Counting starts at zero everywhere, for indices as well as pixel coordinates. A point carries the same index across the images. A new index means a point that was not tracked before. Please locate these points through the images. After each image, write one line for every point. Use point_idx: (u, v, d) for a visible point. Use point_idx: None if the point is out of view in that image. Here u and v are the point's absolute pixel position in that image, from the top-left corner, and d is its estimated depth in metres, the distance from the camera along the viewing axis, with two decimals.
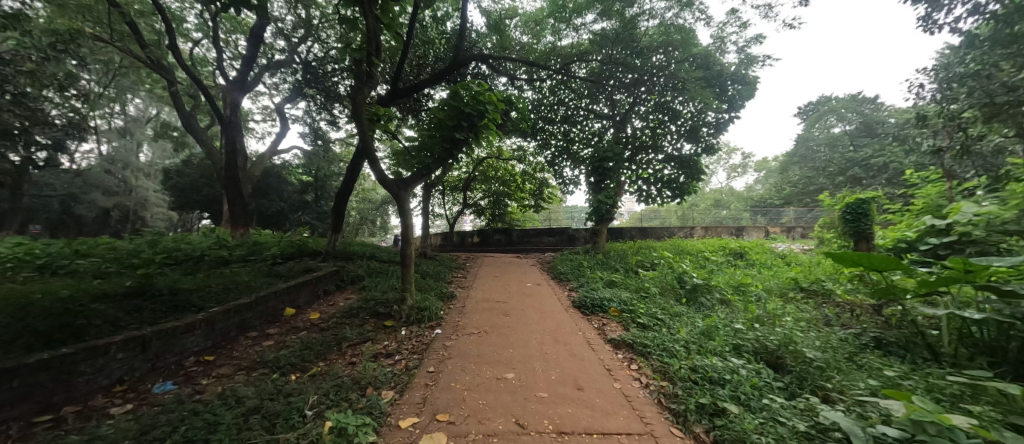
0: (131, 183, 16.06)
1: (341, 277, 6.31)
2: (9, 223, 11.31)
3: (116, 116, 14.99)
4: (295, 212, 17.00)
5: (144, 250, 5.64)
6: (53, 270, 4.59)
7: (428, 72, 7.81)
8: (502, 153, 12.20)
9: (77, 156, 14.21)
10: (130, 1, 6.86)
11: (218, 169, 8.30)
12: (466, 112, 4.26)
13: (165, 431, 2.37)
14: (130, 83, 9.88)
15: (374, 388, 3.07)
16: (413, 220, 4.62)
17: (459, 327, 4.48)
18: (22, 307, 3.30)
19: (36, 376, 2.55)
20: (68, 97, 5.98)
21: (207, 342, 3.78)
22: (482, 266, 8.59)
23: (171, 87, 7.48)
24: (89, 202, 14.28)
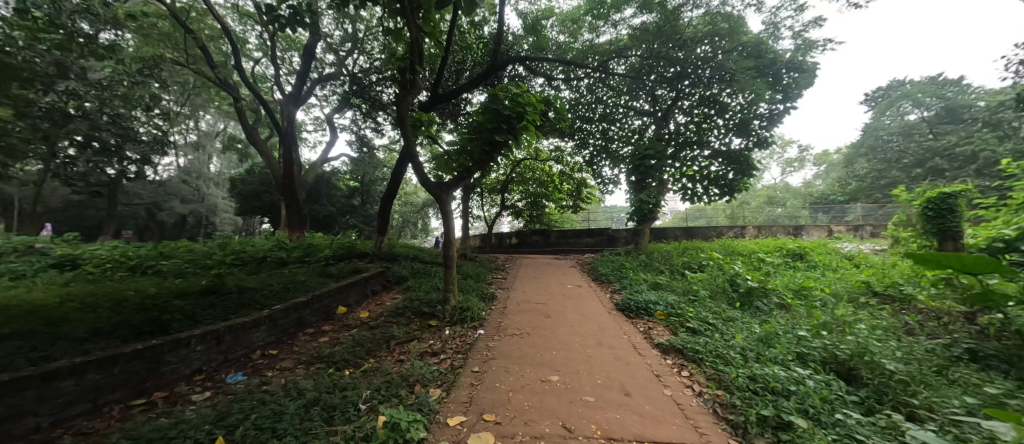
0: (203, 191, 17.83)
1: (387, 277, 6.57)
2: (107, 229, 12.94)
3: (191, 132, 16.71)
4: (343, 216, 18.02)
5: (215, 252, 6.21)
6: (143, 270, 5.17)
7: (467, 77, 7.98)
8: (539, 154, 12.20)
9: (160, 168, 16.00)
10: (202, 27, 7.62)
11: (275, 176, 8.96)
12: (506, 114, 4.28)
13: (238, 419, 2.59)
14: (202, 101, 10.95)
15: (422, 385, 3.16)
16: (454, 221, 4.71)
17: (500, 328, 4.51)
18: (120, 303, 3.75)
19: (132, 364, 2.89)
20: (152, 116, 6.72)
21: (271, 337, 4.08)
22: (521, 267, 8.62)
23: (236, 102, 8.18)
24: (170, 210, 16.03)
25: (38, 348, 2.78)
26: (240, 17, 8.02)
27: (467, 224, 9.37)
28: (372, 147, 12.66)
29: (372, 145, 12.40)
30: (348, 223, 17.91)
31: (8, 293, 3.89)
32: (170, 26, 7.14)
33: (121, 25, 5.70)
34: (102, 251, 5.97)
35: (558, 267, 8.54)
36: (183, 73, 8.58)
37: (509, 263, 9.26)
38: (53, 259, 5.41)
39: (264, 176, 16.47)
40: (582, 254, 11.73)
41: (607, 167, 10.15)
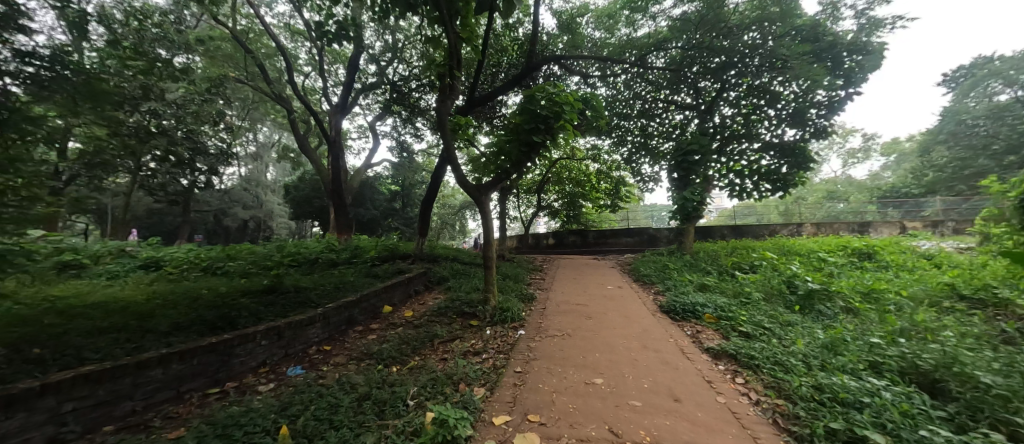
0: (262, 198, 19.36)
1: (429, 277, 6.76)
2: (182, 234, 14.39)
3: (250, 143, 18.20)
4: (386, 219, 18.87)
5: (273, 254, 6.70)
6: (213, 271, 5.70)
7: (502, 80, 8.06)
8: (575, 153, 12.08)
9: (225, 177, 17.57)
10: (260, 47, 8.27)
11: (324, 182, 9.53)
12: (544, 114, 4.27)
13: (299, 409, 2.77)
14: (260, 115, 11.88)
15: (466, 384, 3.22)
16: (494, 223, 4.76)
17: (541, 329, 4.49)
18: (197, 300, 4.15)
19: (207, 356, 3.20)
20: (218, 130, 7.39)
21: (325, 334, 4.33)
22: (559, 268, 8.57)
23: (289, 114, 8.79)
24: (233, 215, 17.54)
25: (133, 340, 3.15)
26: (292, 35, 8.62)
27: (504, 225, 9.46)
28: (411, 152, 13.12)
29: (411, 149, 12.85)
30: (389, 225, 18.68)
31: (107, 291, 4.44)
32: (232, 47, 7.82)
33: (192, 49, 6.31)
34: (180, 253, 6.67)
35: (597, 268, 8.41)
36: (243, 90, 9.37)
37: (547, 263, 9.23)
38: (141, 261, 6.11)
39: (313, 183, 17.57)
40: (622, 254, 11.62)
41: (646, 164, 10.02)
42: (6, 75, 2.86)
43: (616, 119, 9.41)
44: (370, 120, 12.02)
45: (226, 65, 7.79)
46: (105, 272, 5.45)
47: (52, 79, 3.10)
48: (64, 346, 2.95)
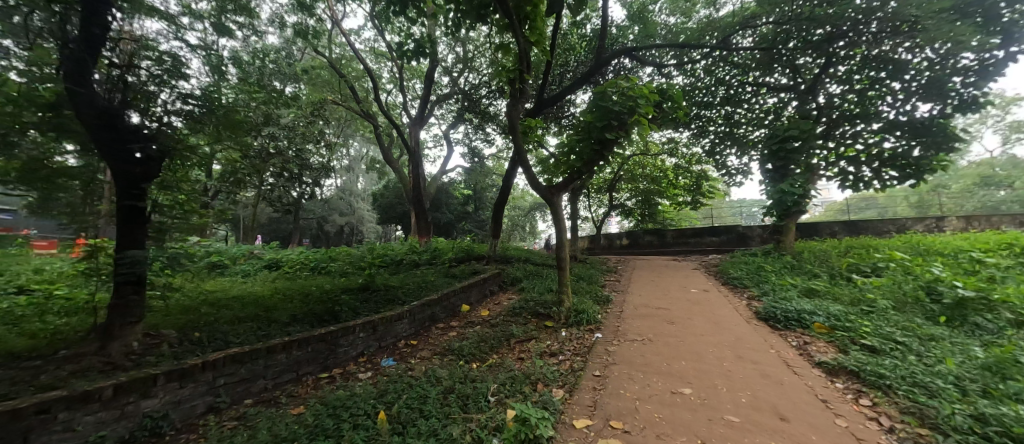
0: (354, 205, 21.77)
1: (502, 278, 6.94)
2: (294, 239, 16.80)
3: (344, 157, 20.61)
4: (460, 222, 19.90)
5: (366, 256, 7.48)
6: (319, 270, 6.54)
7: (571, 79, 7.98)
8: (649, 149, 11.50)
9: (324, 189, 20.12)
10: (351, 71, 9.32)
11: (406, 189, 10.37)
12: (617, 110, 4.12)
13: (393, 397, 3.02)
14: (352, 132, 13.38)
15: (544, 384, 3.23)
16: (566, 224, 4.72)
17: (619, 333, 4.32)
18: (309, 295, 4.80)
19: (318, 345, 3.67)
20: (320, 147, 8.49)
21: (412, 329, 4.68)
22: (636, 269, 8.20)
23: (376, 129, 9.74)
24: (332, 221, 20.02)
25: (263, 329, 3.75)
26: (376, 57, 9.55)
27: (576, 225, 9.34)
28: (481, 157, 13.64)
29: (481, 155, 13.38)
30: (463, 228, 19.67)
31: (242, 286, 5.36)
32: (329, 74, 8.90)
33: (299, 78, 7.31)
34: (294, 255, 7.78)
35: (678, 269, 7.89)
36: (339, 110, 10.64)
37: (623, 264, 8.91)
38: (266, 261, 7.27)
39: (395, 191, 19.25)
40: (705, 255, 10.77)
41: (733, 156, 9.14)
42: (173, 113, 3.70)
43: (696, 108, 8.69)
44: (444, 129, 12.79)
45: (325, 90, 8.91)
46: (240, 271, 6.59)
47: (201, 113, 3.81)
48: (217, 332, 3.63)
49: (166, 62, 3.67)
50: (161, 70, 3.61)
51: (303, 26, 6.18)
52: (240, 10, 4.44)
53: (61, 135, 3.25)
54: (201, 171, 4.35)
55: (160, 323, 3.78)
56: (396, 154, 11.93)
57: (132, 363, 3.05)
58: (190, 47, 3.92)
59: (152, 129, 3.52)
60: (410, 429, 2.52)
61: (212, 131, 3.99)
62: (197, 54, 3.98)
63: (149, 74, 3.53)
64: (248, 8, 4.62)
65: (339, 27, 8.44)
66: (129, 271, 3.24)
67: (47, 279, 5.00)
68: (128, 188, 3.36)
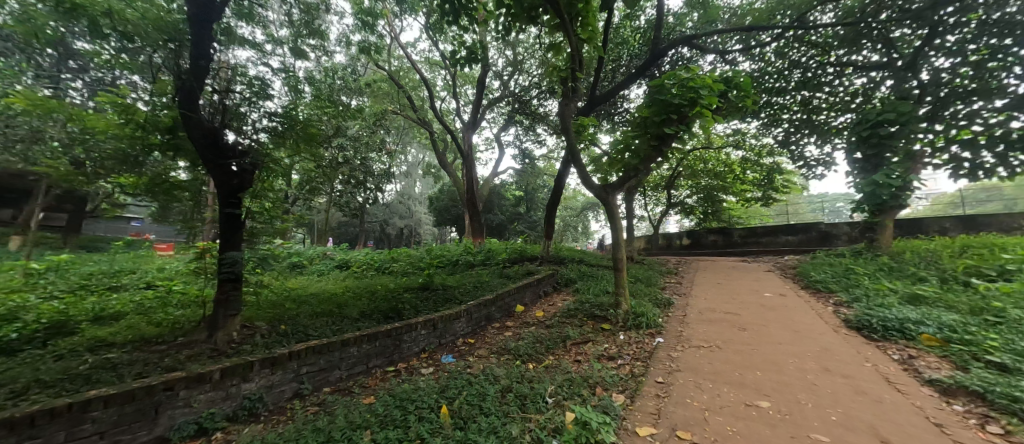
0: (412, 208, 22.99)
1: (556, 279, 6.90)
2: (361, 241, 18.17)
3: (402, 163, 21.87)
4: (512, 223, 20.15)
5: (425, 257, 7.87)
6: (384, 269, 7.01)
7: (624, 74, 7.75)
8: (711, 142, 10.80)
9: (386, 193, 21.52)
10: (409, 81, 9.86)
11: (460, 192, 10.73)
12: (676, 103, 3.94)
13: (453, 393, 3.13)
14: (409, 139, 14.15)
15: (603, 388, 3.14)
16: (622, 224, 4.59)
17: (682, 338, 4.09)
18: (377, 293, 5.16)
19: (385, 340, 3.92)
20: (382, 155, 9.08)
21: (469, 328, 4.83)
22: (698, 271, 7.72)
23: (431, 135, 10.20)
24: (393, 224, 21.33)
25: (338, 323, 4.09)
26: (430, 67, 10.01)
27: (632, 225, 9.02)
28: (532, 158, 13.72)
29: (532, 156, 13.45)
30: (515, 229, 19.92)
31: (319, 284, 5.91)
32: (388, 86, 9.50)
33: (363, 92, 7.89)
34: (362, 256, 8.40)
35: (748, 271, 7.29)
36: (397, 120, 11.32)
37: (685, 266, 8.45)
38: (338, 261, 7.94)
39: (449, 194, 20.00)
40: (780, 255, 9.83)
41: (811, 146, 8.26)
42: (261, 130, 4.19)
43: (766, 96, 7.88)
44: (495, 132, 13.05)
45: (385, 102, 9.53)
46: (317, 270, 7.26)
47: (283, 129, 4.29)
48: (300, 325, 4.02)
49: (255, 86, 4.21)
50: (251, 93, 4.12)
51: (367, 43, 6.65)
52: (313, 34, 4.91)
53: (177, 154, 3.90)
54: (284, 181, 4.86)
55: (254, 315, 4.29)
56: (451, 158, 12.39)
57: (233, 350, 3.49)
58: (273, 70, 4.41)
59: (246, 144, 4.00)
60: (471, 425, 2.59)
61: (292, 144, 4.45)
62: (279, 76, 4.47)
63: (242, 97, 4.05)
64: (320, 31, 5.08)
65: (397, 41, 8.98)
66: (230, 270, 3.72)
67: (167, 276, 5.90)
68: (227, 198, 3.85)
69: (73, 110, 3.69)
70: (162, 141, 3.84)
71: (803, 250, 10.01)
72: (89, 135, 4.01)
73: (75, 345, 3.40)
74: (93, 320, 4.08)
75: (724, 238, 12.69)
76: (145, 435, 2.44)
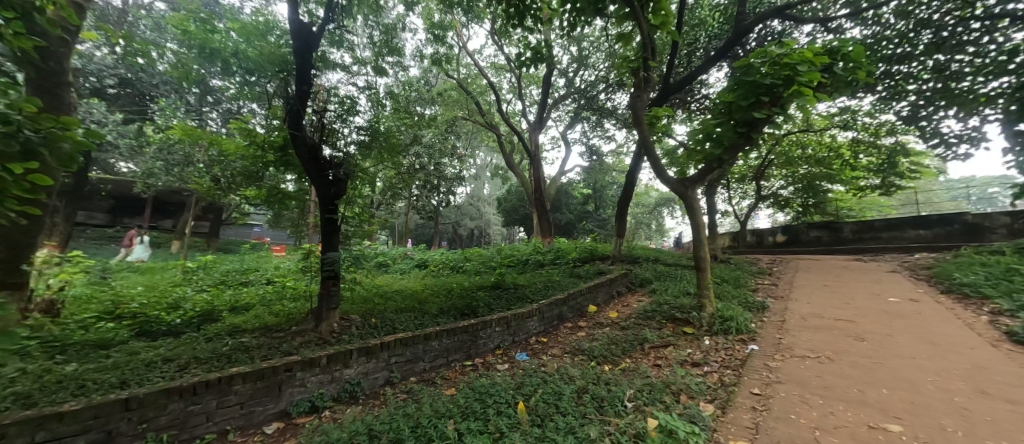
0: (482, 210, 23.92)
1: (630, 279, 6.63)
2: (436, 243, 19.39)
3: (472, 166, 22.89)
4: (580, 221, 19.82)
5: (496, 256, 8.13)
6: (458, 268, 7.39)
7: (702, 57, 7.20)
8: (809, 125, 9.49)
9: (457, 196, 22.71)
10: (477, 87, 10.28)
11: (528, 192, 10.87)
12: (768, 85, 3.57)
13: (530, 390, 3.18)
14: (478, 143, 14.76)
15: (688, 396, 2.93)
16: (704, 220, 4.32)
17: (781, 347, 3.65)
18: (454, 291, 5.46)
19: (463, 335, 4.13)
20: (454, 160, 9.57)
21: (541, 327, 4.86)
22: (798, 271, 6.84)
23: (499, 138, 10.51)
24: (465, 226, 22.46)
25: (420, 318, 4.42)
26: (496, 71, 10.32)
27: (714, 221, 8.31)
28: (599, 154, 13.37)
29: (600, 152, 13.11)
30: (585, 228, 19.57)
31: (403, 281, 6.44)
32: (458, 93, 10.02)
33: (436, 101, 8.41)
34: (439, 255, 8.96)
35: (863, 273, 6.27)
36: (467, 125, 11.87)
37: (781, 265, 7.56)
38: (418, 261, 8.56)
39: (516, 194, 20.38)
40: (907, 254, 8.28)
41: (948, 120, 6.81)
42: (351, 144, 4.67)
43: (884, 66, 6.64)
44: (562, 131, 12.98)
45: (456, 109, 10.06)
46: (400, 269, 7.93)
47: (370, 141, 4.75)
48: (388, 318, 4.43)
49: (345, 104, 4.66)
50: (343, 111, 4.62)
51: (440, 55, 7.06)
52: (393, 52, 5.35)
53: (288, 169, 4.53)
54: (371, 188, 5.36)
55: (350, 309, 4.82)
56: (518, 159, 12.62)
57: (335, 339, 3.95)
58: (360, 88, 4.90)
59: (340, 156, 4.48)
60: (548, 423, 2.61)
61: (377, 154, 4.89)
62: (364, 94, 4.96)
63: (335, 115, 4.55)
64: (399, 49, 5.51)
65: (464, 50, 9.42)
66: (330, 268, 4.22)
67: (282, 273, 6.91)
68: (326, 206, 4.37)
69: (214, 137, 4.49)
70: (276, 158, 4.49)
71: (941, 247, 8.30)
72: (226, 156, 4.85)
73: (219, 329, 4.15)
74: (231, 309, 4.94)
75: (831, 234, 11.08)
76: (272, 407, 2.91)
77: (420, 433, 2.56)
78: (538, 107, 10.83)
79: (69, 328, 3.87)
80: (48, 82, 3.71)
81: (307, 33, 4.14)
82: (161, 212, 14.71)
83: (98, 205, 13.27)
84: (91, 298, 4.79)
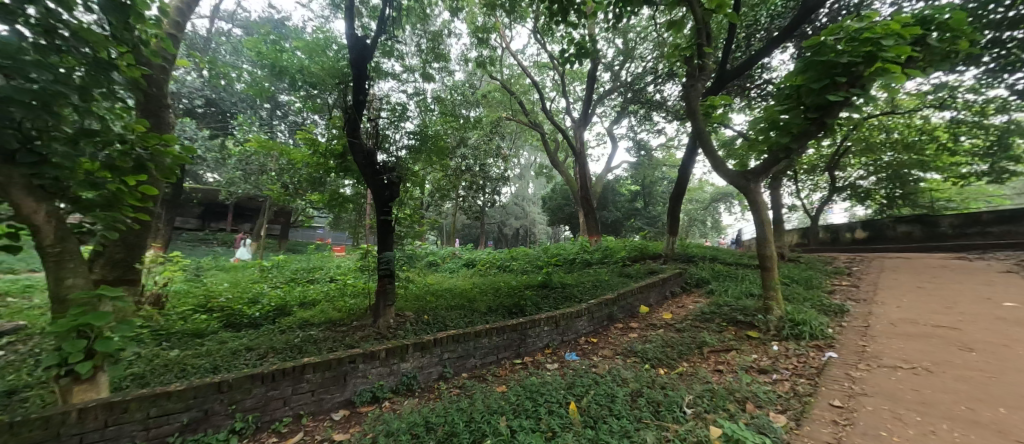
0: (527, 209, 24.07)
1: (685, 279, 6.32)
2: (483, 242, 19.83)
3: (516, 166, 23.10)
4: (629, 219, 19.23)
5: (543, 255, 8.14)
6: (505, 267, 7.50)
7: (762, 39, 6.69)
8: (892, 106, 8.43)
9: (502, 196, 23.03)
10: (522, 87, 10.35)
11: (574, 190, 10.73)
12: (843, 64, 3.24)
13: (582, 391, 3.13)
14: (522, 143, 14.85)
15: (755, 405, 2.72)
16: (768, 215, 4.03)
17: (863, 356, 3.28)
18: (502, 290, 5.54)
19: (512, 333, 4.18)
20: (499, 160, 9.71)
21: (590, 327, 4.77)
22: (884, 272, 6.09)
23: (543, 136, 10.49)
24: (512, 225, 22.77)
25: (470, 316, 4.55)
26: (539, 70, 10.32)
27: (779, 217, 7.66)
28: (647, 149, 12.85)
29: (648, 146, 12.60)
30: (633, 226, 18.91)
31: (452, 280, 6.65)
32: (502, 94, 10.16)
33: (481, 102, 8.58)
34: (486, 255, 9.14)
35: (967, 273, 5.44)
36: (511, 125, 12.01)
37: (862, 265, 6.77)
38: (466, 260, 8.81)
39: (560, 192, 20.24)
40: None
41: None
42: (401, 149, 4.90)
43: (991, 33, 5.71)
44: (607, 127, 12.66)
45: (499, 110, 10.20)
46: (449, 268, 8.22)
47: (420, 146, 4.94)
48: (439, 316, 4.60)
49: (397, 111, 4.89)
50: (394, 117, 4.86)
51: (485, 57, 7.18)
52: (439, 58, 5.52)
53: (348, 174, 4.86)
54: (421, 190, 5.59)
55: (405, 306, 5.06)
56: (563, 157, 12.51)
57: (392, 334, 4.17)
58: (410, 95, 5.12)
59: (392, 161, 4.72)
60: (601, 425, 2.56)
61: (426, 157, 5.07)
62: (414, 100, 5.19)
63: (388, 121, 4.80)
64: (445, 55, 5.68)
65: (507, 51, 9.51)
66: (386, 267, 4.46)
67: (343, 271, 7.44)
68: (382, 208, 4.63)
69: (283, 147, 4.94)
70: (336, 164, 4.82)
71: None
72: (294, 165, 5.31)
73: (291, 322, 4.56)
74: (300, 304, 5.41)
75: (925, 228, 9.81)
76: (339, 396, 3.14)
77: (473, 428, 2.63)
78: (582, 103, 10.65)
79: (172, 318, 4.46)
80: (153, 107, 4.31)
81: (363, 45, 4.39)
82: (240, 217, 16.46)
83: (191, 211, 15.16)
84: (188, 292, 5.49)
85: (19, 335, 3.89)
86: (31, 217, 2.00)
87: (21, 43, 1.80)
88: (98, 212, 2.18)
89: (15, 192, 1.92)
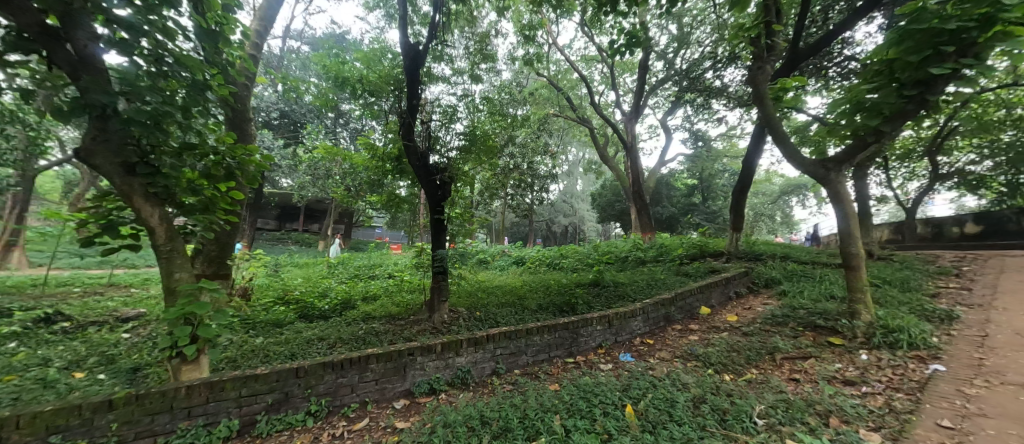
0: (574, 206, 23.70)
1: (751, 280, 5.85)
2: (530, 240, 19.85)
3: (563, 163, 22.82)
4: (685, 215, 18.16)
5: (593, 253, 7.98)
6: (555, 265, 7.47)
7: (842, 11, 5.99)
8: (1012, 77, 7.11)
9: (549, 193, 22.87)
10: (569, 82, 10.20)
11: (625, 186, 10.36)
12: (946, 31, 2.80)
13: (638, 394, 3.03)
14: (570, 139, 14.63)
15: (841, 420, 2.44)
16: (852, 207, 3.62)
17: (977, 370, 2.82)
18: (552, 288, 5.53)
19: (564, 332, 4.15)
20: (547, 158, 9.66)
21: (645, 327, 4.60)
22: (1006, 273, 5.14)
23: (591, 131, 10.26)
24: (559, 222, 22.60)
25: (521, 314, 4.59)
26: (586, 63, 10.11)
27: (865, 210, 6.80)
28: (705, 140, 12.04)
29: (706, 137, 11.82)
30: (690, 222, 17.82)
31: (503, 278, 6.75)
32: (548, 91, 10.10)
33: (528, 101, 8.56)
34: (535, 252, 9.15)
35: None
36: (558, 122, 11.89)
37: (975, 265, 5.79)
38: (516, 258, 8.89)
39: (610, 188, 19.67)
40: None
41: None
42: (452, 150, 5.03)
43: None
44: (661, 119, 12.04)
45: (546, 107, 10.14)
46: (500, 266, 8.34)
47: (469, 146, 5.05)
48: (491, 313, 4.69)
49: (447, 114, 5.03)
50: (445, 120, 5.01)
51: (532, 54, 7.14)
52: (487, 59, 5.59)
53: (404, 176, 5.13)
54: (472, 190, 5.72)
55: (458, 302, 5.23)
56: (613, 151, 12.15)
57: (447, 329, 4.34)
58: (460, 97, 5.26)
59: (444, 162, 4.88)
60: (661, 431, 2.45)
61: (476, 157, 5.11)
62: (463, 102, 5.31)
63: (439, 124, 4.95)
64: (493, 56, 5.74)
65: (554, 46, 9.39)
66: (440, 264, 4.64)
67: (400, 269, 7.86)
68: (435, 208, 4.82)
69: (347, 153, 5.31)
70: (393, 167, 5.10)
71: None
72: (355, 169, 5.69)
73: (356, 315, 4.92)
74: (364, 298, 5.81)
75: None
76: (400, 386, 3.33)
77: (527, 425, 2.66)
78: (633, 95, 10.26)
79: (257, 309, 5.01)
80: (239, 121, 4.85)
81: (416, 52, 4.57)
82: (310, 218, 18.05)
83: (270, 213, 16.91)
84: (270, 286, 6.14)
85: (141, 320, 4.59)
86: (149, 220, 2.33)
87: (139, 72, 2.10)
88: (199, 215, 2.50)
89: (137, 200, 2.26)
